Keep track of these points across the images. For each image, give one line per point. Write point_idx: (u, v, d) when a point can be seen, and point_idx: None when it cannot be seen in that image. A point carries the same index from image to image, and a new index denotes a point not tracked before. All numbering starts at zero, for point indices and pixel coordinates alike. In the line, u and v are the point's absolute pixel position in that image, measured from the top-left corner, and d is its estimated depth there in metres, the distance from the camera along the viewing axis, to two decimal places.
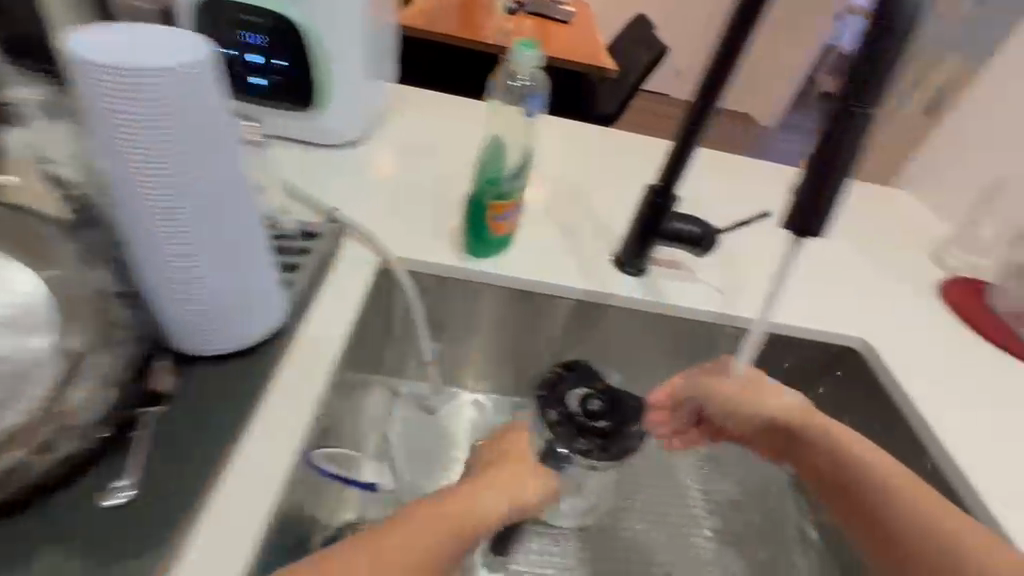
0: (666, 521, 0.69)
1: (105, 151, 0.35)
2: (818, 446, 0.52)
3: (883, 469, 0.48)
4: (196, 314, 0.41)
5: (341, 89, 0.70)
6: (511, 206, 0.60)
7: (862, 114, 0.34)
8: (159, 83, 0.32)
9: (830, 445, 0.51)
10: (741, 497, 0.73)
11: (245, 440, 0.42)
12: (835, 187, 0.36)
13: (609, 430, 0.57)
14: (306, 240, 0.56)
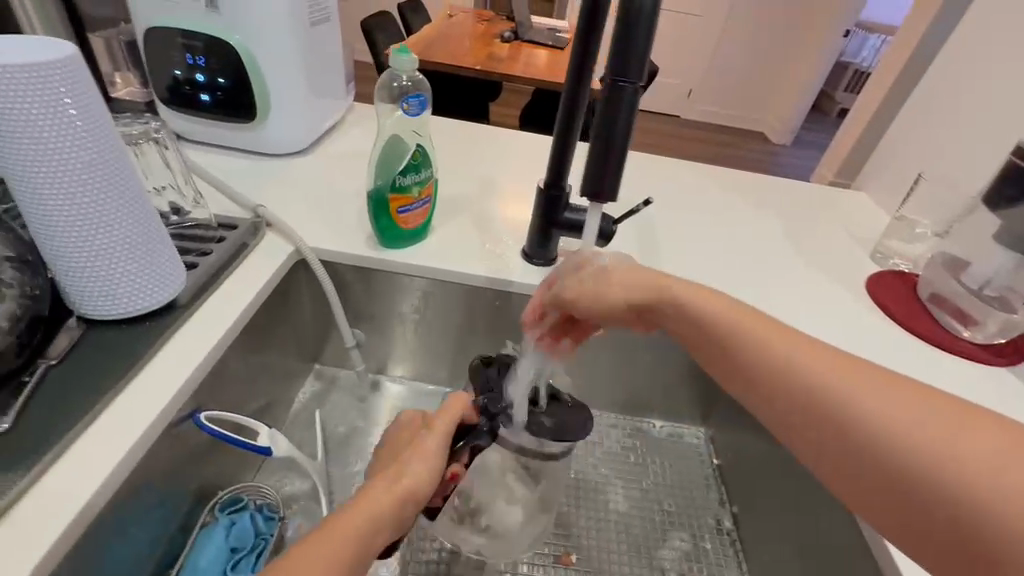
0: (579, 490, 0.73)
1: None
2: (696, 323, 0.49)
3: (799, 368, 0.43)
4: (86, 280, 0.47)
5: (280, 98, 0.79)
6: (410, 201, 0.66)
7: (628, 90, 0.38)
8: (40, 78, 0.39)
9: (706, 321, 0.48)
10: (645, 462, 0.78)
11: (126, 387, 0.47)
12: (618, 155, 0.40)
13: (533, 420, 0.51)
14: (223, 231, 0.63)
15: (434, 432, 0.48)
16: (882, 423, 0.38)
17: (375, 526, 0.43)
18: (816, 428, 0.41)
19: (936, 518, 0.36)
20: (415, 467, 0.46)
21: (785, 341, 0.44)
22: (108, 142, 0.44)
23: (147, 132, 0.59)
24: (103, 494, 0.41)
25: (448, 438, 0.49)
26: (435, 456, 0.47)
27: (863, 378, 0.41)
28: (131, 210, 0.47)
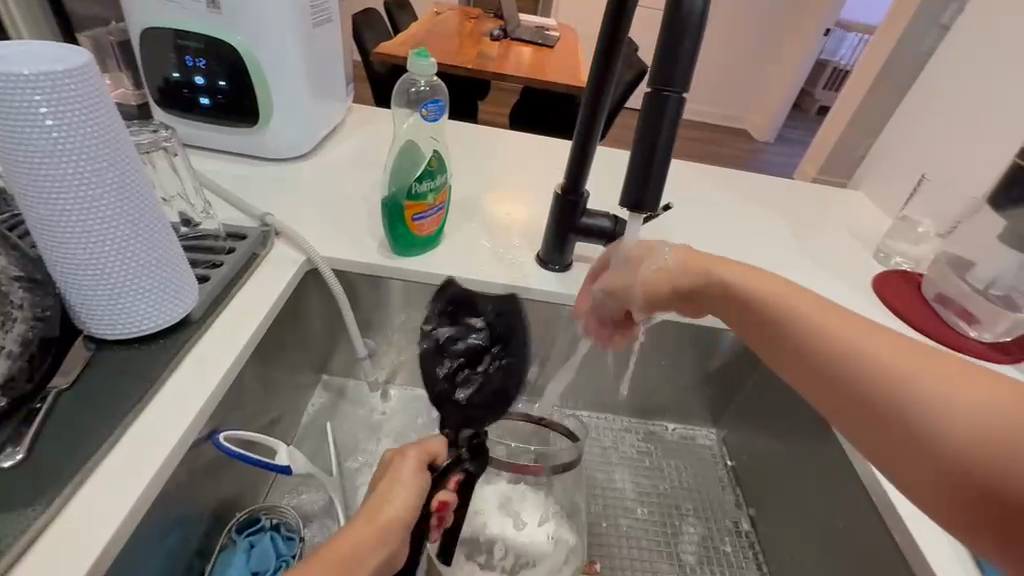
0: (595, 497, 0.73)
1: (4, 147, 0.38)
2: (738, 294, 0.49)
3: (825, 329, 0.42)
4: (97, 297, 0.45)
5: (282, 102, 0.77)
6: (425, 208, 0.64)
7: (673, 98, 0.38)
8: (61, 88, 0.38)
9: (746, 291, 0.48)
10: (658, 459, 0.79)
11: (144, 412, 0.45)
12: (660, 165, 0.40)
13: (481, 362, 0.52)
14: (233, 241, 0.62)
15: (406, 459, 0.46)
16: (915, 391, 0.37)
17: (367, 554, 0.41)
18: (845, 395, 0.40)
19: (978, 496, 0.34)
20: (397, 496, 0.44)
21: (818, 307, 0.44)
22: (124, 154, 0.42)
23: (156, 140, 0.57)
24: (127, 526, 0.39)
25: (421, 467, 0.46)
26: (416, 485, 0.45)
27: (901, 350, 0.39)
28: (146, 224, 0.45)
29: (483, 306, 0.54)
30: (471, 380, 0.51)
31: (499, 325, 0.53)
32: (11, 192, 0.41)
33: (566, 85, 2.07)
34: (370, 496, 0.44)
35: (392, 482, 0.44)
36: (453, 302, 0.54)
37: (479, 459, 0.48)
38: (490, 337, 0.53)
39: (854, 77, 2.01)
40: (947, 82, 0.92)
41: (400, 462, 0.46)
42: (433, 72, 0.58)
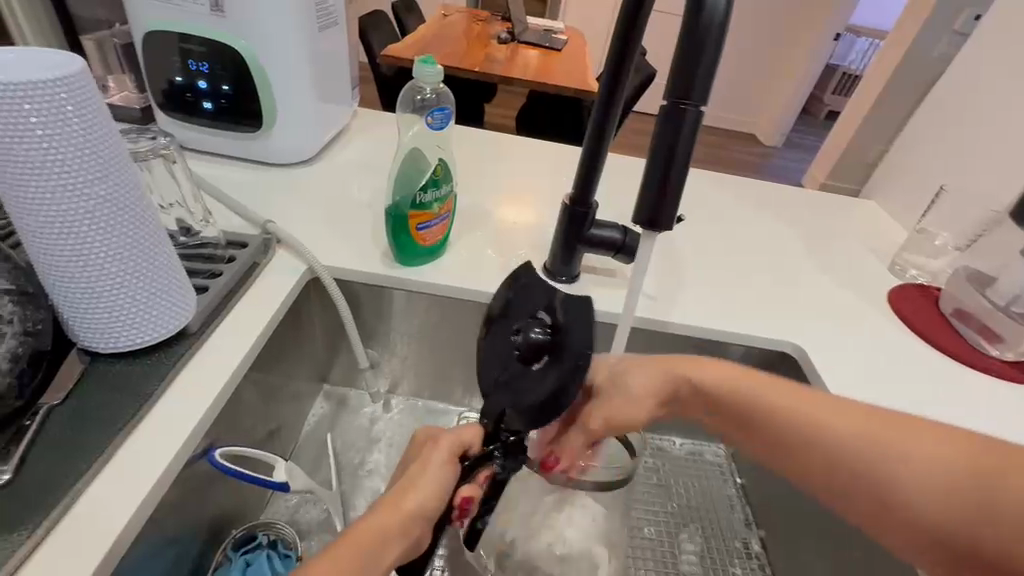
0: None
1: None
2: (685, 383, 0.48)
3: (782, 408, 0.45)
4: (92, 310, 0.44)
5: (287, 107, 0.76)
6: (429, 218, 0.63)
7: (691, 111, 0.37)
8: (56, 97, 0.36)
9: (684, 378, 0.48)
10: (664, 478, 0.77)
11: (139, 427, 0.44)
12: (676, 181, 0.39)
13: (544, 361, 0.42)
14: (234, 250, 0.60)
15: (439, 446, 0.44)
16: (889, 462, 0.42)
17: (387, 545, 0.39)
18: (816, 463, 0.44)
19: (960, 544, 0.40)
20: (425, 482, 0.41)
21: (764, 386, 0.46)
22: (118, 163, 0.41)
23: (155, 148, 0.56)
24: (116, 550, 0.38)
25: (452, 458, 0.43)
26: (447, 475, 0.43)
27: (864, 424, 0.43)
28: (141, 236, 0.43)
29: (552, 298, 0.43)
30: (519, 379, 0.43)
31: (570, 319, 0.41)
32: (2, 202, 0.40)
33: (572, 89, 2.05)
34: (397, 482, 0.42)
35: (423, 466, 0.43)
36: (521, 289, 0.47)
37: (514, 455, 0.44)
38: (552, 335, 0.42)
39: (865, 83, 1.98)
40: (967, 92, 0.90)
41: (432, 449, 0.44)
42: (439, 79, 0.57)
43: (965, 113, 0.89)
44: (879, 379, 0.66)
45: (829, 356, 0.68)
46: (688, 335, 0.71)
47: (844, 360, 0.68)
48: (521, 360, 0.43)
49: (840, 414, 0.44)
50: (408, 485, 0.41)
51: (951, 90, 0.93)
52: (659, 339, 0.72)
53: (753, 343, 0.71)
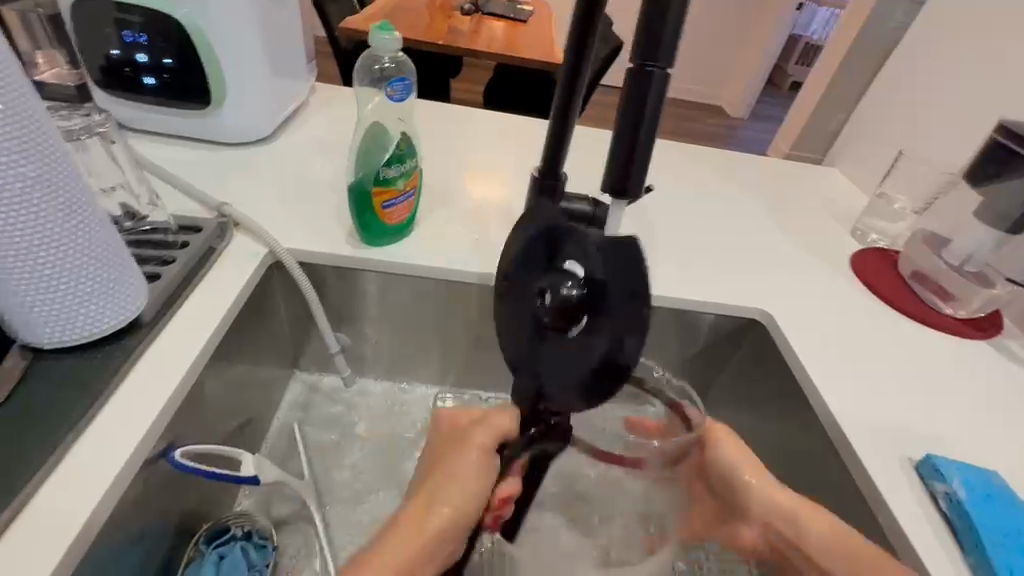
0: None
1: None
2: (814, 553, 0.45)
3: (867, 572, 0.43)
4: (32, 304, 0.41)
5: (236, 82, 0.71)
6: (395, 195, 0.61)
7: (657, 74, 0.36)
8: None
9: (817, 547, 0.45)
10: None
11: (89, 427, 0.42)
12: (645, 147, 0.38)
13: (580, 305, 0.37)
14: (189, 234, 0.58)
15: (472, 442, 0.46)
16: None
17: (442, 544, 0.44)
18: None
19: None
20: (465, 474, 0.45)
21: (838, 536, 0.45)
22: (45, 141, 0.38)
23: (90, 126, 0.52)
24: (73, 556, 0.37)
25: (486, 456, 0.46)
26: (483, 470, 0.45)
27: (848, 548, 0.44)
28: (79, 218, 0.41)
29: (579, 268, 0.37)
30: (546, 339, 0.39)
31: (606, 275, 0.37)
32: None
33: (540, 62, 2.01)
34: (443, 468, 0.46)
35: (465, 449, 0.46)
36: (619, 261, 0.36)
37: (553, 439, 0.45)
38: (588, 289, 0.37)
39: (828, 50, 2.00)
40: (926, 59, 0.91)
41: (464, 452, 0.46)
42: (396, 46, 0.54)
43: (923, 78, 0.91)
44: (842, 342, 0.68)
45: (794, 320, 0.70)
46: (660, 306, 0.72)
47: (808, 325, 0.70)
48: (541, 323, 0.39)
49: (847, 552, 0.44)
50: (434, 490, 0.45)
51: (909, 57, 0.95)
52: None
53: (724, 311, 0.72)
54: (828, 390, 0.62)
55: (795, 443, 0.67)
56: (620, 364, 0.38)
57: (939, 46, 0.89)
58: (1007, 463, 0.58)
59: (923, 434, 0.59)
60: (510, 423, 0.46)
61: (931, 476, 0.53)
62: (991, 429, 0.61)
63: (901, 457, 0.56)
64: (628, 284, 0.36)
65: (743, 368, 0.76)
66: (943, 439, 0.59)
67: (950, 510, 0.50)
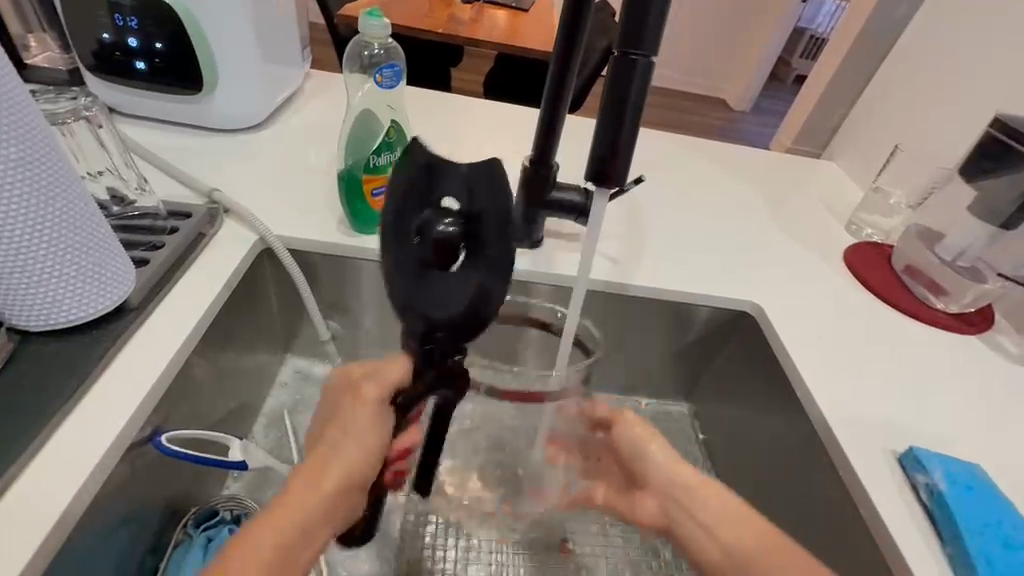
0: None
1: None
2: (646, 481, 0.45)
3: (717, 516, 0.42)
4: (17, 287, 0.41)
5: (228, 68, 0.71)
6: (385, 183, 0.61)
7: (641, 62, 0.36)
8: None
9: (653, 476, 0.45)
10: None
11: (73, 410, 0.42)
12: (634, 117, 0.38)
13: (619, 126, 0.38)
14: (178, 220, 0.57)
15: (362, 398, 0.40)
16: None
17: (320, 525, 0.38)
18: (746, 531, 0.41)
19: None
20: (354, 440, 0.39)
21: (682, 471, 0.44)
22: (24, 125, 0.38)
23: (77, 109, 0.52)
24: (54, 539, 0.37)
25: (377, 414, 0.40)
26: (374, 430, 0.40)
27: (761, 533, 0.40)
28: (63, 200, 0.41)
29: (637, 48, 0.35)
30: (428, 284, 0.38)
31: (644, 47, 0.35)
32: None
33: (540, 52, 1.99)
34: (323, 441, 0.40)
35: (344, 431, 0.39)
36: (618, 89, 0.37)
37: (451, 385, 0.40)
38: (464, 226, 0.37)
39: (833, 41, 1.98)
40: (926, 53, 0.90)
41: (355, 402, 0.40)
42: (386, 32, 0.54)
43: (921, 72, 0.91)
44: (833, 335, 0.69)
45: (784, 313, 0.70)
46: (651, 298, 0.72)
47: (799, 318, 0.70)
48: (632, 133, 0.38)
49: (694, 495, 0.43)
50: (333, 445, 0.39)
51: (909, 51, 0.94)
52: (624, 302, 0.73)
53: (714, 303, 0.72)
54: (816, 384, 0.62)
55: (782, 435, 0.67)
56: (611, 184, 0.40)
57: (939, 39, 0.88)
58: (990, 457, 0.58)
59: (908, 427, 0.59)
60: (402, 374, 0.40)
61: (912, 467, 0.53)
62: (976, 424, 0.61)
63: (887, 449, 0.56)
64: (622, 111, 0.37)
65: (734, 360, 0.76)
66: (927, 433, 0.59)
67: (931, 501, 0.51)
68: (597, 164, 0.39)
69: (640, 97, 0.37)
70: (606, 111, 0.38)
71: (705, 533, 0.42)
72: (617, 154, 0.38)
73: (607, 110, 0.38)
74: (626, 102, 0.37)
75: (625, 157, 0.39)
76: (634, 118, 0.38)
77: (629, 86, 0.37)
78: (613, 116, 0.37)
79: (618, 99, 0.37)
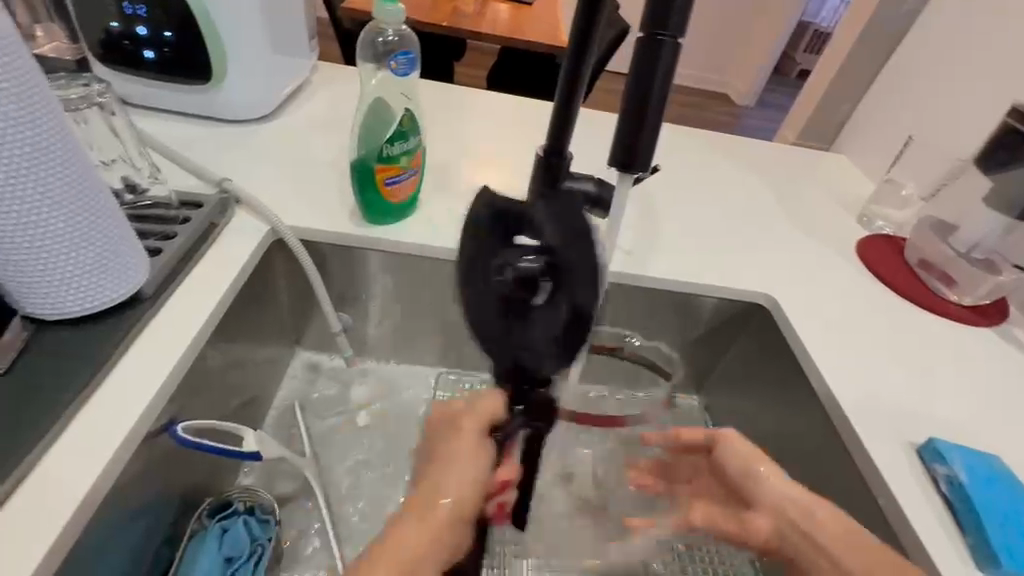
0: None
1: None
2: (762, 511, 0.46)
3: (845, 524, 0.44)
4: (32, 275, 0.41)
5: (238, 57, 0.70)
6: (398, 172, 0.60)
7: (667, 44, 0.35)
8: None
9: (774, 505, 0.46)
10: None
11: (89, 399, 0.42)
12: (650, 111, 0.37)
13: (643, 110, 0.37)
14: (190, 209, 0.57)
15: (465, 428, 0.43)
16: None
17: (429, 555, 0.41)
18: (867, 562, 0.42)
19: None
20: (452, 477, 0.42)
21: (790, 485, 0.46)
22: (35, 109, 0.37)
23: (88, 96, 0.52)
24: (74, 527, 0.37)
25: (479, 439, 0.43)
26: (474, 458, 0.42)
27: (859, 540, 0.43)
28: (78, 188, 0.40)
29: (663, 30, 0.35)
30: (523, 322, 0.37)
31: (670, 29, 0.35)
32: None
33: (545, 45, 1.98)
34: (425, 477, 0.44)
35: (454, 434, 0.44)
36: (642, 71, 0.36)
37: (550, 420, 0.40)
38: (546, 262, 0.37)
39: (841, 33, 1.97)
40: (940, 43, 0.89)
41: (456, 439, 0.43)
42: (400, 19, 0.53)
43: (935, 63, 0.90)
44: (847, 328, 0.68)
45: (798, 305, 0.70)
46: (663, 290, 0.71)
47: (813, 310, 0.69)
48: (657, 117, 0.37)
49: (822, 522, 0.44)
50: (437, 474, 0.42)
51: (922, 42, 0.93)
52: (636, 293, 0.73)
53: (727, 295, 0.71)
54: (832, 376, 0.62)
55: (797, 428, 0.67)
56: (634, 169, 0.39)
57: (953, 28, 0.87)
58: (1008, 448, 0.58)
59: (925, 419, 0.59)
60: (497, 408, 0.42)
61: (932, 460, 0.53)
62: (994, 416, 0.61)
63: (904, 441, 0.56)
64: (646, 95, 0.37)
65: (746, 353, 0.76)
66: (945, 425, 0.59)
67: (950, 493, 0.51)
68: (620, 149, 0.38)
69: (665, 80, 0.36)
70: (631, 95, 0.37)
71: (829, 561, 0.44)
72: (640, 137, 0.38)
73: (632, 93, 0.37)
74: (651, 85, 0.36)
75: (648, 143, 0.38)
76: (658, 102, 0.37)
77: (655, 68, 0.36)
78: (638, 99, 0.37)
79: (644, 82, 0.36)
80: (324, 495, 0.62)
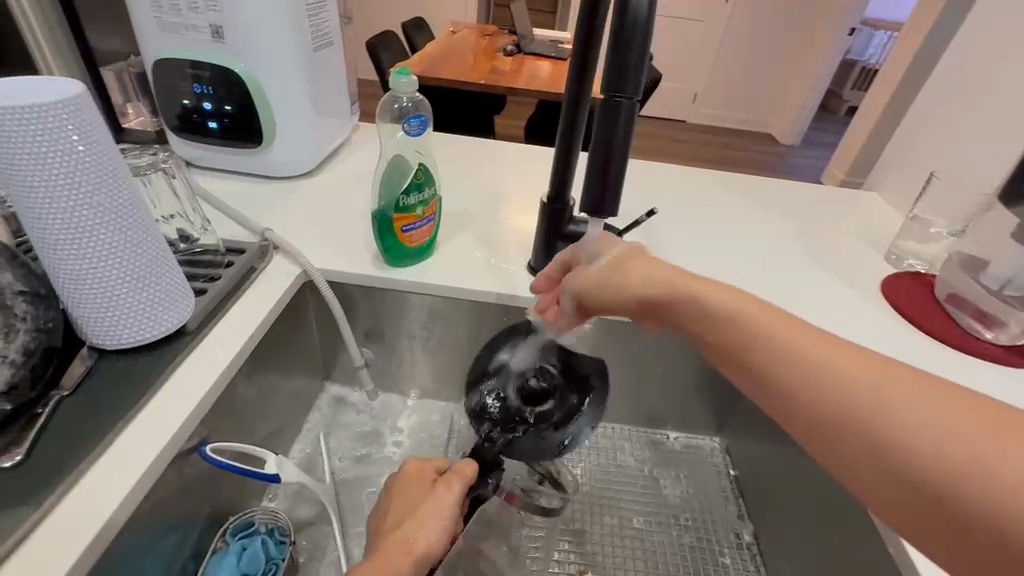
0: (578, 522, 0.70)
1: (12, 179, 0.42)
2: (785, 376, 0.37)
3: (881, 393, 0.33)
4: (103, 311, 0.49)
5: (284, 124, 0.81)
6: (415, 220, 0.66)
7: (625, 103, 0.43)
8: (46, 119, 0.41)
9: (795, 369, 0.37)
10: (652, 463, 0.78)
11: (134, 419, 0.48)
12: (617, 153, 0.44)
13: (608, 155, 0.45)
14: (233, 256, 0.65)
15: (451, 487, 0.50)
16: (884, 432, 0.33)
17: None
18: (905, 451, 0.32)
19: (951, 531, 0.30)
20: (430, 520, 0.48)
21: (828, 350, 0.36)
22: (112, 177, 0.45)
23: (155, 163, 0.62)
24: (110, 529, 0.42)
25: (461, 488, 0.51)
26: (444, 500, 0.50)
27: (892, 382, 0.34)
28: (142, 239, 0.48)
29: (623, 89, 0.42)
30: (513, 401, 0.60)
31: (627, 85, 0.42)
32: (22, 221, 0.45)
33: None
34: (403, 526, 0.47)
35: (436, 502, 0.49)
36: (604, 122, 0.44)
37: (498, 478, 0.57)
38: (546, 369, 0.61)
39: None
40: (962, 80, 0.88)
41: (435, 500, 0.49)
42: (412, 86, 0.61)
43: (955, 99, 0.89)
44: None
45: None
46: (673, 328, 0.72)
47: None
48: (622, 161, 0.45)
49: (845, 376, 0.35)
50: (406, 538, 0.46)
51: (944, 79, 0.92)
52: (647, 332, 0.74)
53: None
54: None
55: None
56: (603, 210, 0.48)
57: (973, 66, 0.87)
58: None
59: None
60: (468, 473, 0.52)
61: None
62: None
63: None
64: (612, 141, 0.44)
65: None
66: None
67: None
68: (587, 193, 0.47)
69: (625, 130, 0.44)
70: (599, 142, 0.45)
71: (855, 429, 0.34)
72: (608, 174, 0.46)
73: (598, 142, 0.45)
74: (612, 136, 0.44)
75: (615, 182, 0.46)
76: (618, 147, 0.45)
77: (617, 122, 0.44)
78: (604, 147, 0.45)
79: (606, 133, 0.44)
80: (340, 523, 0.65)
